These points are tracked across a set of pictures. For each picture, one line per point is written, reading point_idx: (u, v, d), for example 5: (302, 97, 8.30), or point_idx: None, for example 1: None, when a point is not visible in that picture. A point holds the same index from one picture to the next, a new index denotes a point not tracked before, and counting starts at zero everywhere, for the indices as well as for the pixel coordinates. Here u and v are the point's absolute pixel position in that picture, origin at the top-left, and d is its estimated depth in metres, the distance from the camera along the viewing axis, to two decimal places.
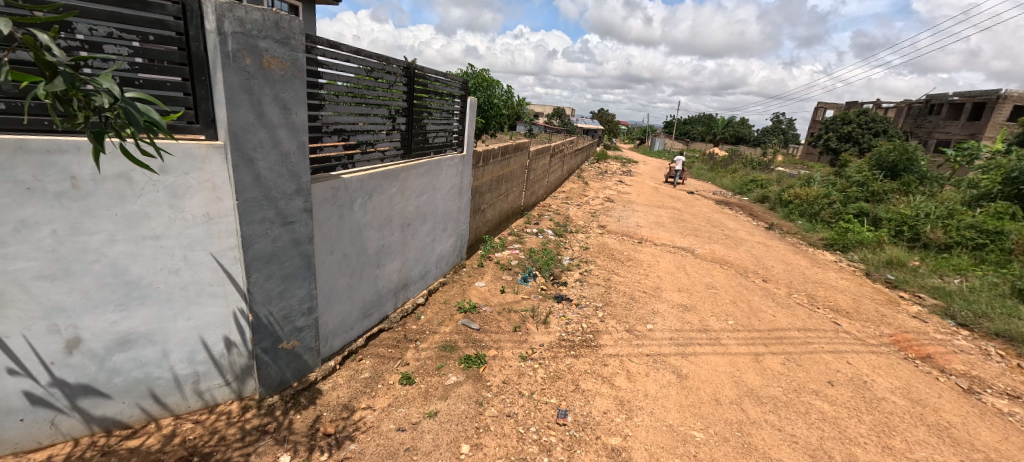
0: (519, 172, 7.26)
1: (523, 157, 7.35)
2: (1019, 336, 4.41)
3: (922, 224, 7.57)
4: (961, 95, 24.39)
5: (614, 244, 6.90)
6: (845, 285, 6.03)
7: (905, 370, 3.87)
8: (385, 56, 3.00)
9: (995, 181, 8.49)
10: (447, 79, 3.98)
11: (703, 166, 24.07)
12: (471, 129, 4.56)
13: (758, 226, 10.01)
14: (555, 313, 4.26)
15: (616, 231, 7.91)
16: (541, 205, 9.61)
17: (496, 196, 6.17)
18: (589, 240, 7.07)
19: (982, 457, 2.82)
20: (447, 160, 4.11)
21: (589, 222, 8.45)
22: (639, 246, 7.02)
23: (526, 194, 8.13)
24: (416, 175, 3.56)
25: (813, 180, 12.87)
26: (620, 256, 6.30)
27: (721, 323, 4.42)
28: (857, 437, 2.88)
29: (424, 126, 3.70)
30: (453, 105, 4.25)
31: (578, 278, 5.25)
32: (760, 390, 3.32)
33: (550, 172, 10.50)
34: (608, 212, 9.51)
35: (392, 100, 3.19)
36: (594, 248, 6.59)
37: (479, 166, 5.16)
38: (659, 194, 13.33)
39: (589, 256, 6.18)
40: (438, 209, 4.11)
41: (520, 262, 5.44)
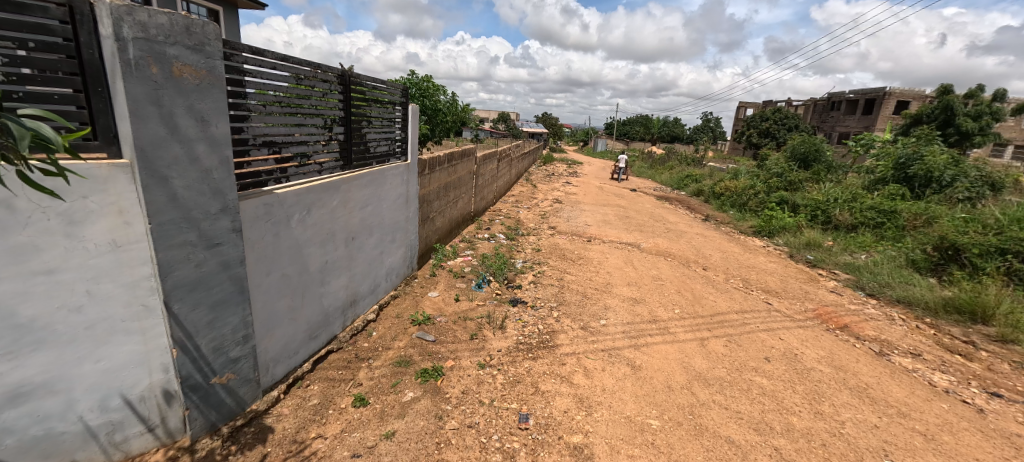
0: (466, 178, 7.20)
1: (470, 163, 7.31)
2: (918, 301, 4.97)
3: (832, 207, 8.37)
4: (856, 92, 27.38)
5: (564, 244, 7.02)
6: (774, 267, 6.52)
7: (828, 340, 4.23)
8: (316, 62, 2.86)
9: (889, 166, 9.56)
10: (386, 87, 3.87)
11: (643, 164, 25.20)
12: (414, 137, 4.46)
13: (695, 218, 10.61)
14: (510, 317, 4.24)
15: (566, 231, 8.05)
16: (492, 210, 9.60)
17: (445, 203, 6.07)
18: (540, 242, 7.13)
19: (896, 412, 3.12)
20: (391, 169, 3.99)
21: (540, 224, 8.54)
22: (587, 244, 7.20)
23: (476, 200, 8.09)
24: (359, 186, 3.42)
25: (740, 173, 13.84)
26: (571, 255, 6.42)
27: (668, 312, 4.61)
28: (793, 407, 3.09)
29: (364, 135, 3.56)
30: (394, 113, 4.13)
31: (532, 280, 5.27)
32: (707, 373, 3.48)
33: (498, 177, 10.54)
34: (557, 213, 9.68)
35: (328, 109, 3.04)
36: (545, 249, 6.65)
37: (425, 174, 5.06)
38: (604, 193, 13.78)
39: (540, 257, 6.23)
40: (385, 220, 3.97)
41: (473, 269, 5.38)
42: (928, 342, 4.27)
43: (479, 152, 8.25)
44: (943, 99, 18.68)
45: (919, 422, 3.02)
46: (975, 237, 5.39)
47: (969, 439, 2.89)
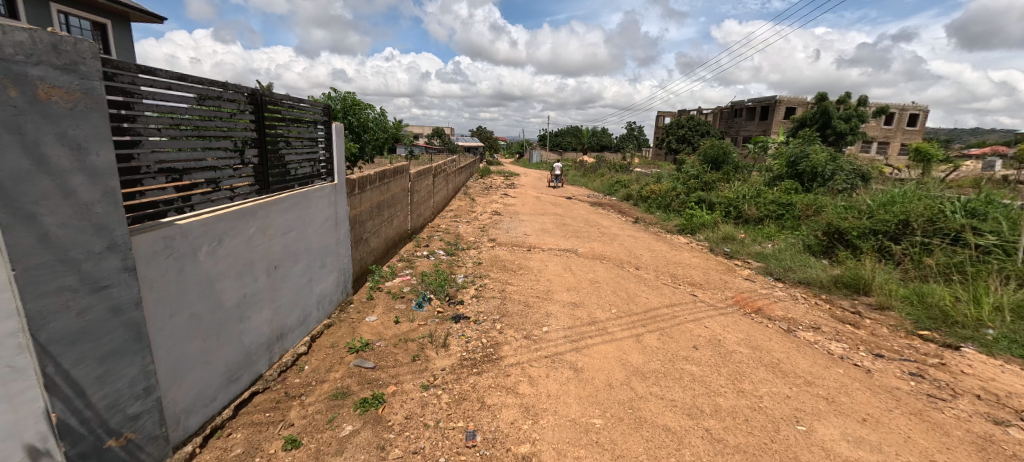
0: (401, 195, 7.02)
1: (404, 180, 7.15)
2: (815, 280, 5.63)
3: (741, 204, 9.27)
4: (753, 100, 30.67)
5: (504, 256, 7.07)
6: (698, 261, 7.05)
7: (746, 323, 4.64)
8: (220, 81, 2.66)
9: (783, 164, 10.79)
10: (305, 105, 3.69)
11: (575, 173, 26.23)
12: (340, 156, 4.28)
13: (626, 221, 11.22)
14: (453, 334, 4.17)
15: (506, 242, 8.11)
16: (430, 227, 9.44)
17: (379, 222, 5.87)
18: (480, 255, 7.12)
19: (803, 381, 3.49)
20: (316, 191, 3.79)
21: (479, 237, 8.53)
22: (527, 253, 7.31)
23: (412, 217, 7.92)
24: (279, 210, 3.20)
25: (662, 177, 14.87)
26: (511, 266, 6.47)
27: (608, 313, 4.80)
28: (719, 389, 3.34)
29: (283, 157, 3.35)
30: (317, 133, 3.95)
31: (473, 294, 5.23)
32: (644, 367, 3.66)
33: (435, 193, 10.42)
34: (496, 226, 9.73)
35: (238, 131, 2.83)
36: (485, 262, 6.65)
37: (355, 193, 4.87)
38: (541, 202, 14.13)
39: (481, 270, 6.22)
40: (312, 245, 3.74)
41: (412, 288, 5.23)
42: (825, 315, 4.84)
43: (412, 169, 8.11)
44: (820, 105, 21.48)
45: (821, 388, 3.40)
46: (853, 221, 6.19)
47: (861, 397, 3.30)
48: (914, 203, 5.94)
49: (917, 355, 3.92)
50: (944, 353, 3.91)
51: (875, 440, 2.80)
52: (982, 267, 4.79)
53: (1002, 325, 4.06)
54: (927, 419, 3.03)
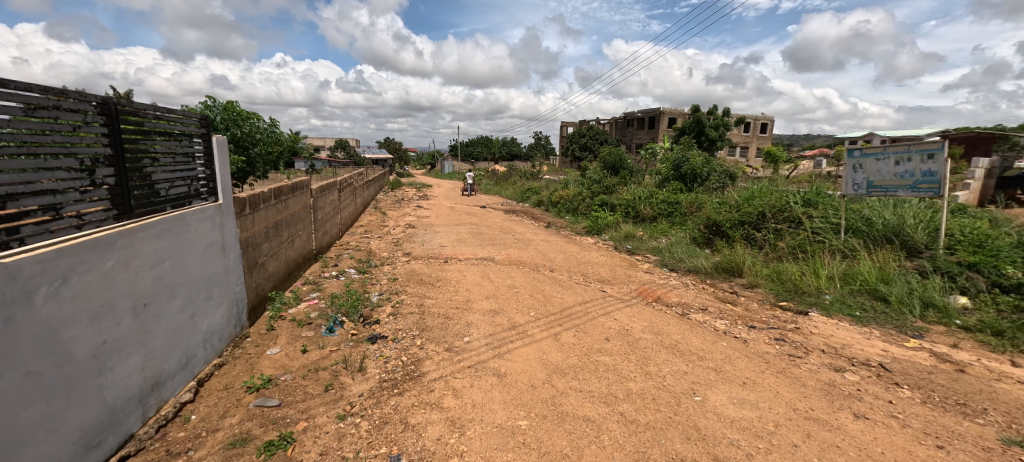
0: (302, 212, 6.58)
1: (304, 196, 6.71)
2: (701, 268, 6.41)
3: (638, 204, 10.20)
4: (642, 111, 33.81)
5: (421, 269, 6.97)
6: (605, 259, 7.63)
7: (648, 312, 5.14)
8: (56, 88, 2.34)
9: (668, 168, 12.06)
10: (175, 116, 3.35)
11: (488, 182, 26.64)
12: (224, 174, 3.93)
13: (539, 226, 11.69)
14: (370, 356, 4.04)
15: (422, 255, 8.01)
16: (339, 244, 8.96)
17: (278, 243, 5.45)
18: (394, 270, 6.94)
19: (696, 357, 3.97)
20: (194, 213, 3.43)
21: (394, 252, 8.30)
22: (444, 265, 7.28)
23: (317, 235, 7.46)
24: (146, 239, 2.86)
25: (569, 183, 15.75)
26: (429, 279, 6.41)
27: (526, 316, 4.98)
28: (630, 374, 3.67)
29: (148, 176, 3.01)
30: (194, 147, 3.59)
31: (390, 312, 5.09)
32: (562, 363, 3.88)
33: (342, 208, 9.92)
34: (410, 239, 9.55)
35: (85, 146, 2.50)
36: (401, 278, 6.50)
37: (246, 214, 4.47)
38: (455, 212, 14.14)
39: (397, 286, 6.08)
40: (192, 275, 3.37)
41: (321, 313, 4.94)
42: (710, 297, 5.55)
43: (315, 184, 7.67)
44: (695, 115, 24.40)
45: (711, 361, 3.90)
46: (727, 215, 7.17)
47: (740, 364, 3.84)
48: (770, 196, 7.05)
49: (780, 323, 4.67)
50: (799, 319, 4.71)
51: (754, 398, 3.29)
52: (820, 246, 5.85)
53: (837, 291, 5.01)
54: (790, 375, 3.64)
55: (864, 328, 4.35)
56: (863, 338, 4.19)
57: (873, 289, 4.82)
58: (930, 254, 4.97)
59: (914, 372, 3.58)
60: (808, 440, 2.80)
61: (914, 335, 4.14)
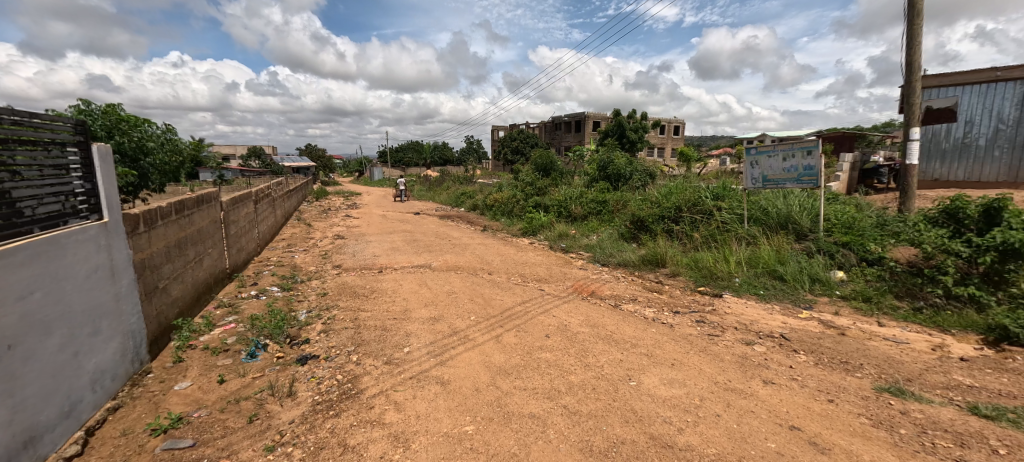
0: (210, 229, 6.08)
1: (212, 211, 6.21)
2: (629, 261, 6.88)
3: (569, 204, 10.70)
4: (569, 115, 35.21)
5: (353, 281, 6.77)
6: (541, 258, 7.91)
7: (584, 306, 5.44)
8: None
9: (594, 169, 12.68)
10: (41, 122, 2.95)
11: (422, 187, 26.29)
12: (106, 188, 3.51)
13: (476, 230, 11.78)
14: (300, 378, 3.87)
15: (354, 266, 7.76)
16: (259, 261, 8.39)
17: (182, 264, 4.99)
18: (324, 284, 6.66)
19: (628, 344, 4.30)
20: (72, 235, 3.03)
21: (323, 265, 7.96)
22: (378, 275, 7.12)
23: (230, 254, 6.91)
24: (8, 269, 2.47)
25: (503, 186, 16.03)
26: (363, 291, 6.24)
27: (467, 321, 5.05)
28: (570, 368, 3.88)
29: (9, 193, 2.63)
30: (67, 158, 3.18)
31: (320, 330, 4.90)
32: (505, 364, 4.00)
33: (259, 222, 9.28)
34: (340, 250, 9.21)
35: None
36: (331, 292, 6.26)
37: (140, 233, 4.06)
38: (388, 220, 13.82)
39: (328, 301, 5.85)
40: (74, 307, 2.96)
41: (239, 337, 4.63)
42: (638, 287, 6.02)
43: (225, 197, 7.15)
44: (618, 118, 25.93)
45: (642, 347, 4.23)
46: (649, 210, 7.77)
47: (666, 347, 4.22)
48: (684, 193, 7.73)
49: (699, 305, 5.19)
50: (715, 301, 5.24)
51: (681, 377, 3.64)
52: (728, 234, 6.54)
53: (744, 275, 5.64)
54: (709, 352, 4.07)
55: (768, 304, 4.97)
56: (767, 313, 4.77)
57: (772, 270, 5.51)
58: (813, 237, 5.77)
59: (807, 339, 4.16)
60: (728, 409, 3.15)
61: (807, 308, 4.78)
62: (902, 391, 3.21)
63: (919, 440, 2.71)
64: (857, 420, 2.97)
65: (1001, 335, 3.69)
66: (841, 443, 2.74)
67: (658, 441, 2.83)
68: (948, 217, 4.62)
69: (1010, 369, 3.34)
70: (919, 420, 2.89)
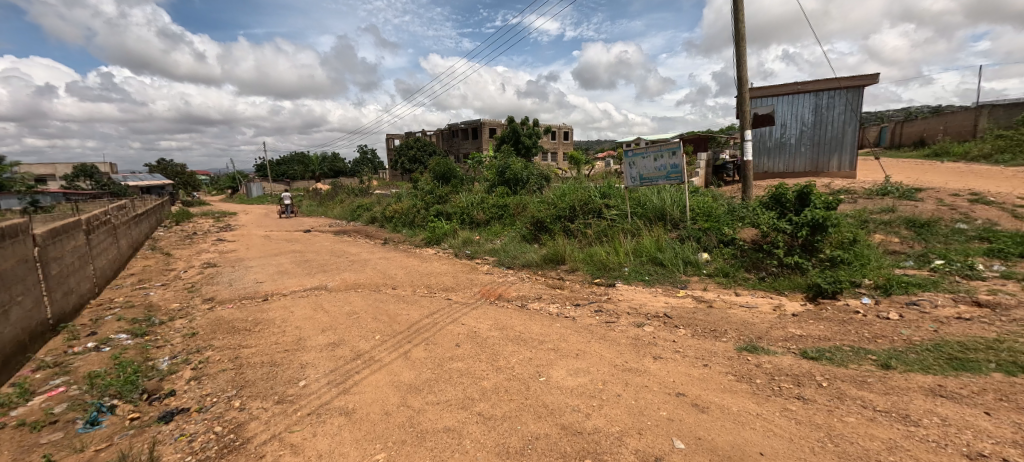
0: (18, 272, 4.88)
1: (19, 249, 5.00)
2: (532, 262, 7.23)
3: (471, 210, 10.90)
4: (465, 123, 35.69)
5: (231, 315, 6.07)
6: (447, 267, 7.91)
7: (491, 310, 5.60)
8: None
9: (494, 174, 13.14)
10: None
11: (312, 202, 24.52)
12: None
13: (376, 243, 11.32)
14: (164, 440, 3.26)
15: (232, 298, 6.95)
16: (97, 304, 6.98)
17: None
18: (192, 324, 5.83)
19: (536, 342, 4.54)
20: None
21: (189, 301, 6.98)
22: (262, 305, 6.44)
23: (52, 301, 5.62)
24: None
25: (402, 196, 15.66)
26: (245, 325, 5.62)
27: (371, 341, 4.84)
28: (483, 373, 3.96)
29: None
30: None
31: (189, 377, 4.26)
32: (415, 380, 3.90)
33: (94, 257, 7.72)
34: (211, 281, 8.14)
35: None
36: (202, 332, 5.51)
37: None
38: (272, 241, 12.61)
39: (198, 343, 5.12)
40: None
41: (73, 403, 3.76)
42: (541, 285, 6.38)
43: (39, 229, 5.83)
44: (512, 126, 27.04)
45: (550, 343, 4.50)
46: (546, 212, 8.28)
47: (570, 339, 4.56)
48: (576, 193, 8.38)
49: (596, 295, 5.69)
50: (609, 290, 5.78)
51: (586, 366, 3.95)
52: (616, 229, 7.22)
53: (632, 263, 6.30)
54: (606, 338, 4.49)
55: (652, 288, 5.63)
56: (652, 295, 5.41)
57: (653, 257, 6.25)
58: (683, 225, 6.72)
59: (685, 314, 4.81)
60: (626, 388, 3.52)
61: (683, 287, 5.52)
62: (756, 349, 3.89)
63: (770, 385, 3.33)
64: (726, 377, 3.53)
65: (817, 292, 4.69)
66: (721, 402, 3.18)
67: (569, 429, 3.03)
68: (775, 202, 5.68)
69: (826, 318, 4.23)
70: (769, 370, 3.54)
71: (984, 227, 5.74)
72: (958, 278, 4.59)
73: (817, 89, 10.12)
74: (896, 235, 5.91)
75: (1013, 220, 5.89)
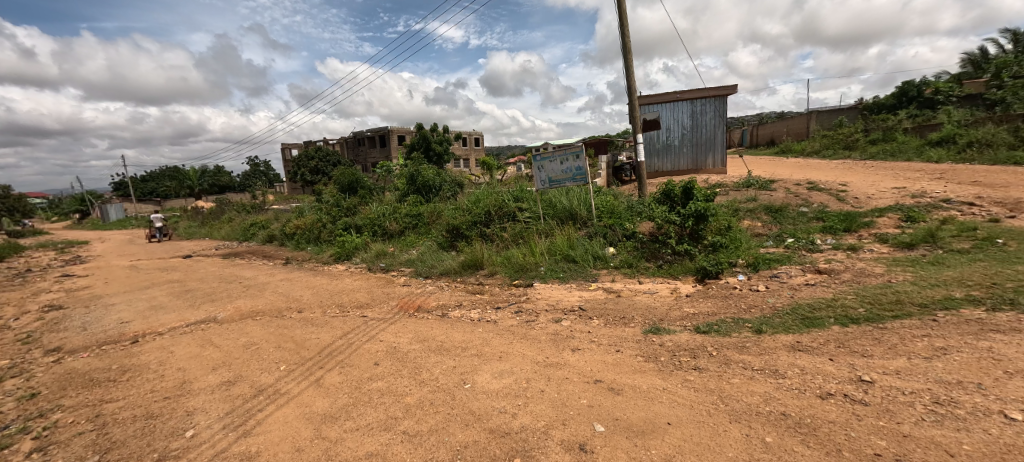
0: None
1: None
2: (450, 270, 7.25)
3: (383, 221, 10.58)
4: (371, 131, 34.42)
5: (89, 365, 5.17)
6: (360, 283, 7.58)
7: (410, 323, 5.50)
8: None
9: (405, 183, 12.90)
10: None
11: (192, 223, 21.75)
12: None
13: (275, 264, 10.42)
14: None
15: (89, 345, 5.92)
16: None
17: None
18: (31, 384, 4.85)
19: (458, 350, 4.57)
20: None
21: (26, 355, 5.79)
22: (130, 349, 5.57)
23: None
24: None
25: (304, 211, 14.63)
26: (110, 375, 4.83)
27: (275, 374, 4.47)
28: (405, 389, 3.88)
29: None
30: None
31: (31, 449, 3.55)
32: (329, 409, 3.68)
33: None
34: (56, 328, 6.83)
35: None
36: (46, 391, 4.61)
37: None
38: (140, 272, 10.95)
39: (42, 406, 4.29)
40: None
41: None
42: (460, 292, 6.42)
43: None
44: (421, 134, 26.72)
45: (473, 349, 4.57)
46: (461, 219, 8.35)
47: (492, 342, 4.67)
48: (489, 198, 8.58)
49: (514, 297, 5.89)
50: (528, 290, 6.00)
51: (509, 367, 4.08)
52: (530, 231, 7.53)
53: (547, 262, 6.62)
54: (526, 337, 4.68)
55: (566, 284, 5.97)
56: (567, 291, 5.74)
57: (566, 254, 6.63)
58: (590, 223, 7.23)
59: (597, 306, 5.20)
60: (548, 383, 3.70)
61: (593, 280, 5.94)
62: (658, 330, 4.34)
63: (671, 361, 3.75)
64: (636, 359, 3.89)
65: (703, 274, 5.34)
66: (633, 383, 3.50)
67: (497, 432, 3.11)
68: (666, 197, 6.36)
69: (713, 295, 4.86)
70: (670, 347, 3.98)
71: (819, 210, 6.99)
72: (804, 252, 5.56)
73: (692, 97, 11.46)
74: (759, 220, 6.94)
75: (838, 202, 7.26)
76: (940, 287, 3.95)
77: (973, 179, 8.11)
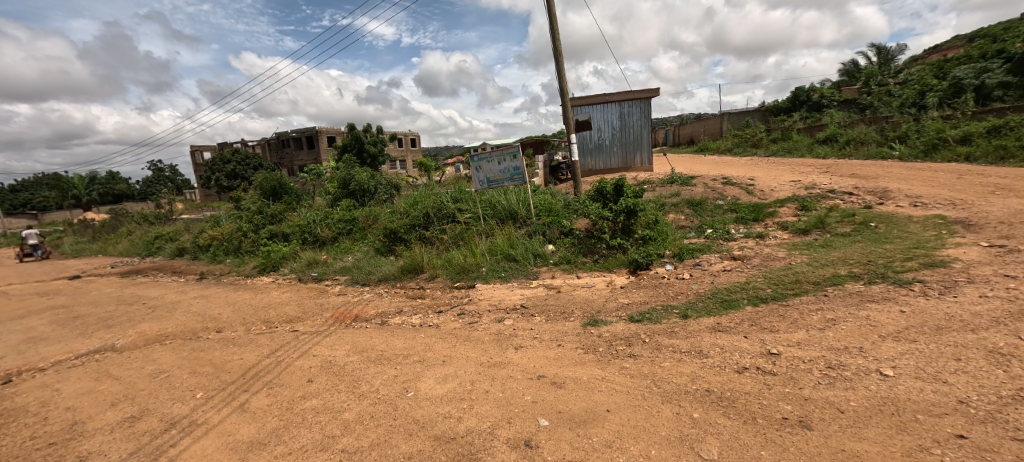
0: None
1: None
2: (389, 276, 7.06)
3: (314, 227, 10.06)
4: (297, 132, 32.54)
5: None
6: (289, 296, 7.16)
7: (347, 334, 5.29)
8: None
9: (337, 187, 12.36)
10: None
11: (83, 239, 19.20)
12: None
13: (188, 281, 9.51)
14: None
15: None
16: None
17: None
18: None
19: (398, 359, 4.46)
20: None
21: None
22: (3, 391, 4.81)
23: None
24: None
25: (221, 220, 13.49)
26: None
27: (190, 403, 4.09)
28: (343, 404, 3.74)
29: None
30: None
31: None
32: (257, 435, 3.44)
33: None
34: None
35: None
36: None
37: None
38: (15, 298, 9.47)
39: None
40: None
41: None
42: (400, 298, 6.29)
43: None
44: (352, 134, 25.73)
45: (415, 355, 4.50)
46: (399, 222, 8.16)
47: (433, 347, 4.62)
48: (427, 200, 8.49)
49: (456, 299, 5.88)
50: (470, 291, 6.02)
51: (453, 371, 4.06)
52: (471, 232, 7.54)
53: (488, 262, 6.67)
54: (467, 340, 4.68)
55: (508, 283, 6.06)
56: (509, 290, 5.83)
57: (507, 254, 6.73)
58: (530, 222, 7.39)
59: (538, 302, 5.33)
60: (493, 383, 3.75)
61: (534, 278, 6.08)
62: (596, 322, 4.54)
63: (609, 350, 3.95)
64: (576, 352, 4.05)
65: (635, 266, 5.67)
66: (574, 375, 3.65)
67: (442, 438, 3.09)
68: (598, 195, 6.66)
69: (644, 285, 5.18)
70: (607, 338, 4.19)
71: (732, 202, 7.68)
72: (721, 241, 6.10)
73: (620, 100, 12.07)
74: (682, 213, 7.49)
75: (748, 195, 8.03)
76: (829, 266, 4.51)
77: (852, 172, 9.34)
